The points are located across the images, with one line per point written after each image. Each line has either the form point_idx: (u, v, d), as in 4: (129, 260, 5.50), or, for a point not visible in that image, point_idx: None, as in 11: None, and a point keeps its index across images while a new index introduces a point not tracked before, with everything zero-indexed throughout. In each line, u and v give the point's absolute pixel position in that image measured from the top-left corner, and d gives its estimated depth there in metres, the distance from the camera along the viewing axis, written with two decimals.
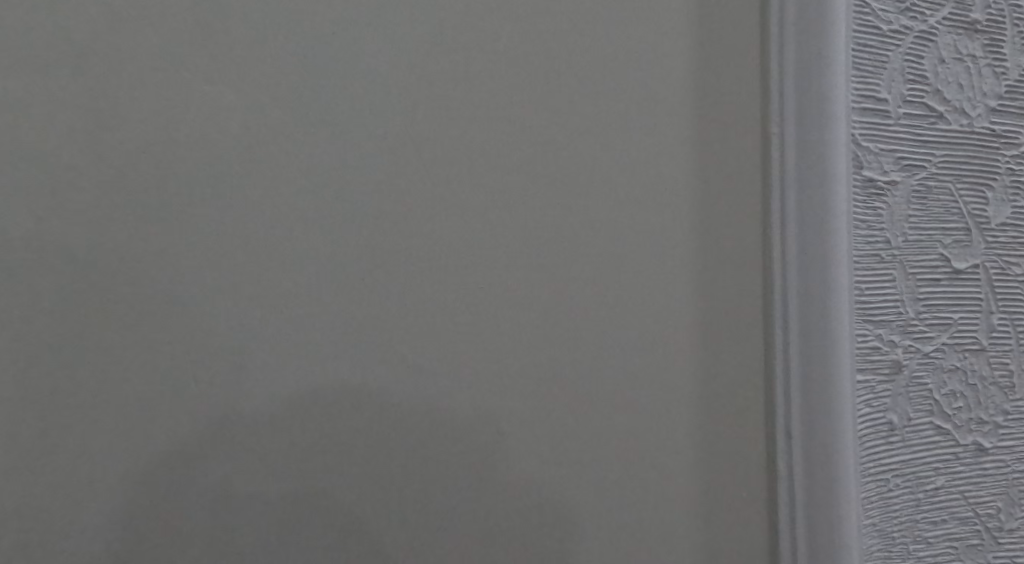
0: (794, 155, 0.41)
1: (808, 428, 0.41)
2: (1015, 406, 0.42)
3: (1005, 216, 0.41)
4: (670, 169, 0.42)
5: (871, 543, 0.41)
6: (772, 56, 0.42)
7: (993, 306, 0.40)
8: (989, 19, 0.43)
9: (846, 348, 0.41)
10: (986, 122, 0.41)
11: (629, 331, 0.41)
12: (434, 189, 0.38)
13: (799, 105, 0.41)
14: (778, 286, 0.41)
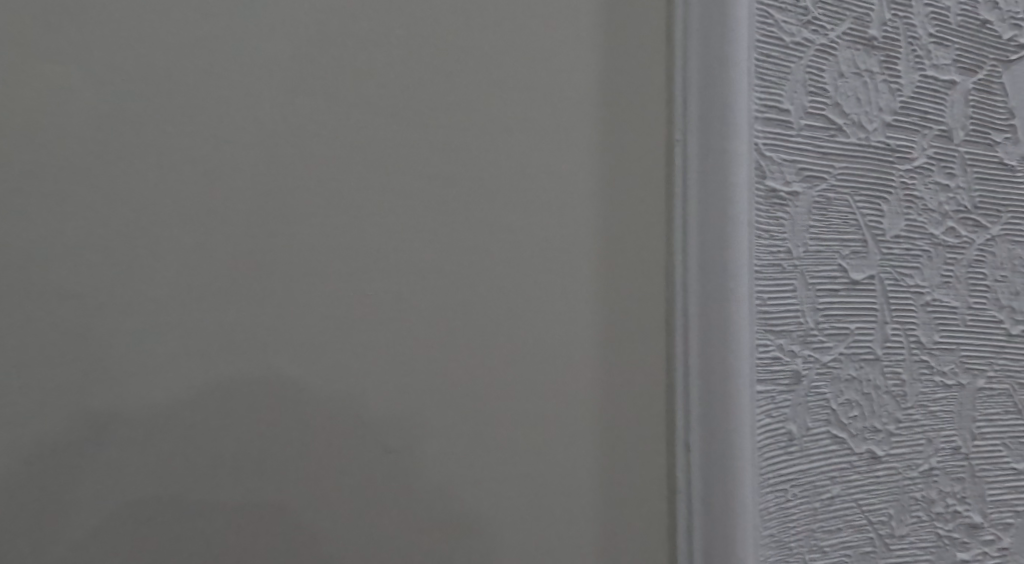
0: (697, 162, 0.40)
1: (703, 444, 0.39)
2: (909, 415, 0.42)
3: (900, 228, 0.42)
4: (573, 175, 0.40)
5: (768, 553, 0.40)
6: (678, 61, 0.40)
7: (887, 316, 0.41)
8: (888, 36, 0.42)
9: (744, 362, 0.39)
10: (881, 138, 0.41)
11: (521, 346, 0.39)
12: (318, 188, 0.36)
13: (703, 104, 0.40)
14: (681, 299, 0.40)
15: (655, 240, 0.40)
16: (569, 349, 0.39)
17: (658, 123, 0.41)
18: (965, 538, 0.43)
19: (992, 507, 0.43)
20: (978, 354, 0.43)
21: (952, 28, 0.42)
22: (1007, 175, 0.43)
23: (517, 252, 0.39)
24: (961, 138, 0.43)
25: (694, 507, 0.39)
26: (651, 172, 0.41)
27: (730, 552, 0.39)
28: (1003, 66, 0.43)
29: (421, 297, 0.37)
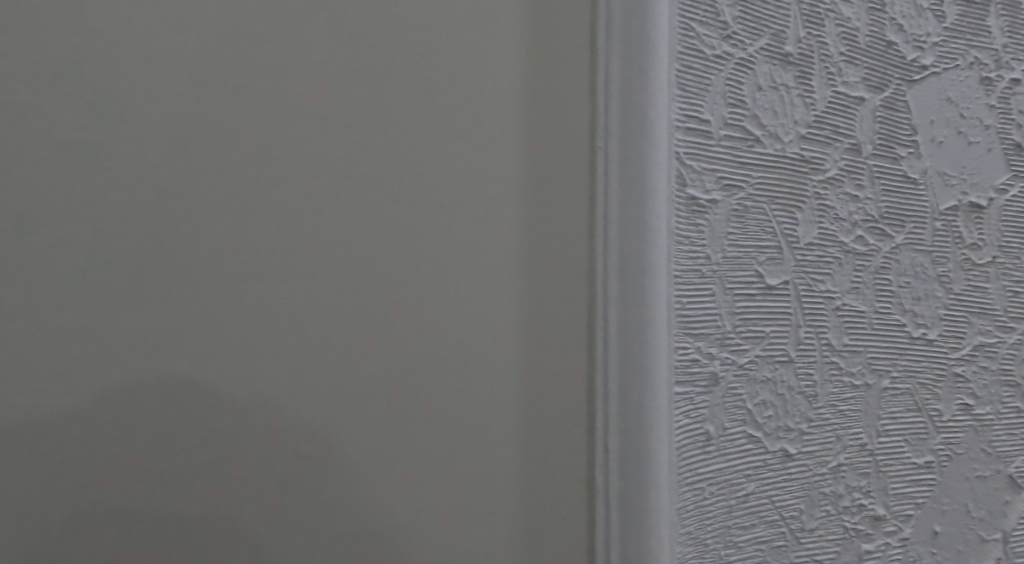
0: (618, 169, 0.40)
1: (623, 445, 0.40)
2: (819, 414, 0.43)
3: (813, 236, 0.43)
4: (494, 179, 0.40)
5: (685, 550, 0.41)
6: (601, 68, 0.41)
7: (800, 320, 0.43)
8: (802, 52, 0.43)
9: (662, 364, 0.40)
10: (796, 148, 0.43)
11: (438, 346, 0.39)
12: (246, 189, 0.37)
13: (624, 113, 0.40)
14: (602, 302, 0.41)
15: (576, 245, 0.41)
16: (485, 349, 0.40)
17: (581, 129, 0.41)
18: (869, 530, 0.44)
19: (895, 499, 0.44)
20: (882, 355, 0.44)
21: (861, 47, 0.44)
22: (911, 187, 0.45)
23: (432, 254, 0.39)
24: (869, 151, 0.44)
25: (613, 507, 0.40)
26: (574, 178, 0.41)
27: (647, 550, 0.40)
28: (907, 85, 0.45)
29: (333, 298, 0.38)
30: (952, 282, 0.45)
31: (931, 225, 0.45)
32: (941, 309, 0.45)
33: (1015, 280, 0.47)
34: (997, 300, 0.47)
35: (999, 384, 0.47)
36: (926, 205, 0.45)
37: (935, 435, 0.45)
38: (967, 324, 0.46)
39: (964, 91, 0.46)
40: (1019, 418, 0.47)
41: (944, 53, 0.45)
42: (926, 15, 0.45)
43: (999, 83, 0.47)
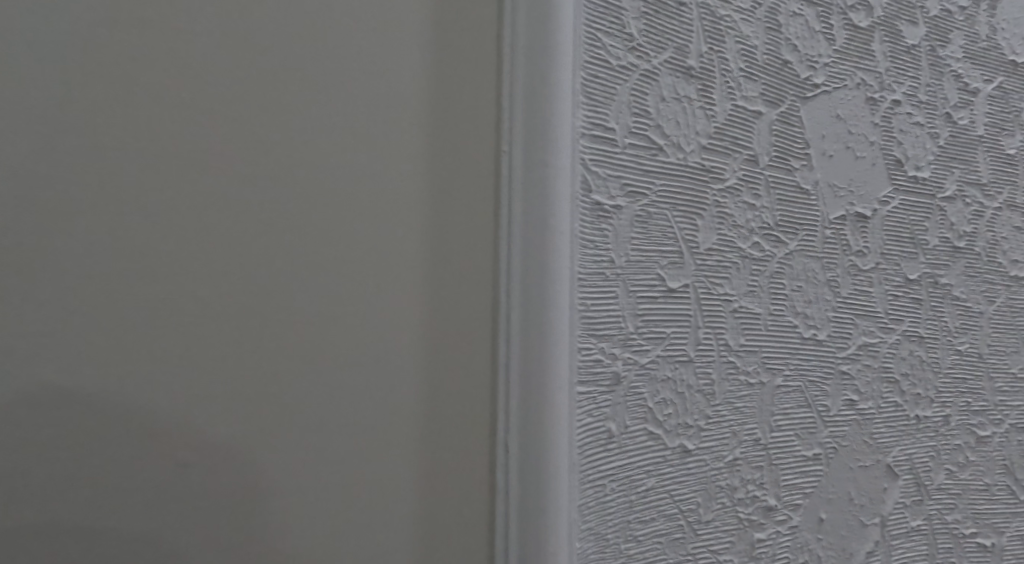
0: (522, 175, 0.41)
1: (523, 445, 0.41)
2: (716, 410, 0.45)
3: (713, 241, 0.45)
4: (400, 180, 0.41)
5: (587, 546, 0.42)
6: (506, 71, 0.42)
7: (699, 321, 0.45)
8: (704, 67, 0.45)
9: (563, 364, 0.41)
10: (697, 158, 0.45)
11: (342, 345, 0.40)
12: (151, 190, 0.38)
13: (529, 120, 0.41)
14: (505, 302, 0.41)
15: (480, 245, 0.42)
16: (393, 349, 0.40)
17: (486, 130, 0.42)
18: (761, 519, 0.46)
19: (785, 490, 0.47)
20: (776, 354, 0.47)
21: (759, 64, 0.47)
22: (804, 197, 0.48)
23: (339, 257, 0.40)
24: (766, 163, 0.47)
25: (513, 505, 0.41)
26: (479, 179, 0.42)
27: (546, 548, 0.40)
28: (801, 102, 0.48)
29: (243, 300, 0.39)
30: (840, 286, 0.49)
31: (822, 234, 0.48)
32: (829, 311, 0.48)
33: (894, 284, 0.51)
34: (879, 303, 0.50)
35: (880, 381, 0.50)
36: (817, 214, 0.48)
37: (822, 428, 0.48)
38: (853, 324, 0.49)
39: (852, 109, 0.49)
40: (898, 411, 0.51)
41: (833, 73, 0.49)
42: (819, 36, 0.48)
43: (883, 104, 0.50)
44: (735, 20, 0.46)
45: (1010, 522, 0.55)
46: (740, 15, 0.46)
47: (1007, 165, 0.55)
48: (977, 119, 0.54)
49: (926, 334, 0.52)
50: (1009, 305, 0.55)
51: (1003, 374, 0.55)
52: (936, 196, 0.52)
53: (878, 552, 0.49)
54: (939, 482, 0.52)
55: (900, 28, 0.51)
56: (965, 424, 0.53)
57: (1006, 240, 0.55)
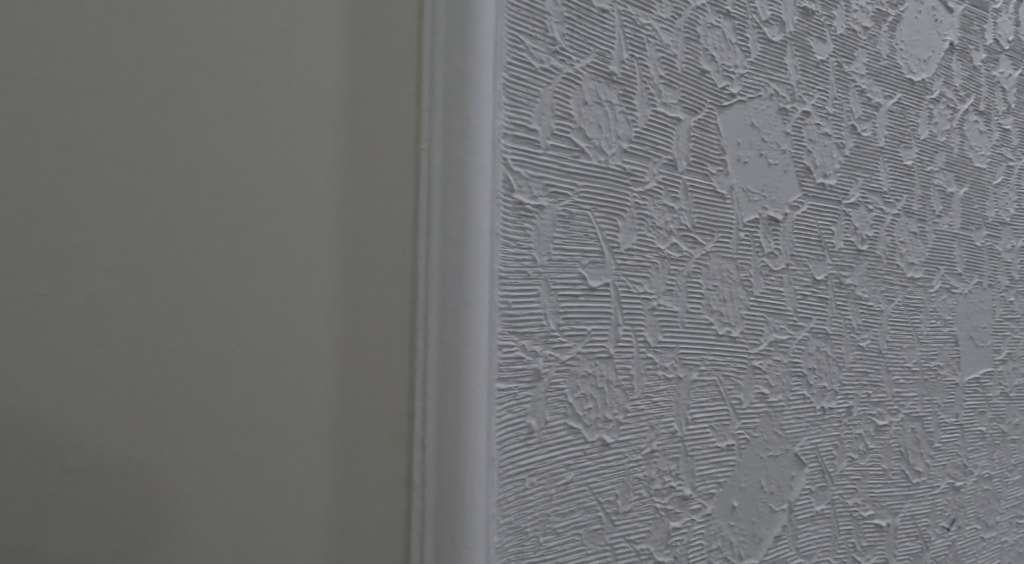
0: (440, 174, 0.41)
1: (439, 442, 0.41)
2: (635, 405, 0.47)
3: (633, 242, 0.47)
4: (317, 179, 0.41)
5: (506, 540, 0.43)
6: (426, 70, 0.42)
7: (619, 318, 0.47)
8: (625, 73, 0.47)
9: (481, 363, 0.41)
10: (619, 161, 0.47)
11: (249, 340, 0.40)
12: (53, 188, 0.38)
13: (447, 119, 0.41)
14: (423, 302, 0.41)
15: (399, 244, 0.42)
16: (310, 347, 0.41)
17: (405, 129, 0.42)
18: (677, 508, 0.48)
19: (699, 480, 0.49)
20: (692, 350, 0.49)
21: (677, 72, 0.48)
22: (720, 201, 0.50)
23: (257, 255, 0.40)
24: (684, 167, 0.49)
25: (429, 505, 0.41)
26: (397, 178, 0.42)
27: (462, 543, 0.41)
28: (718, 110, 0.50)
29: (146, 297, 0.39)
30: (753, 285, 0.51)
31: (736, 236, 0.51)
32: (743, 309, 0.51)
33: (803, 284, 0.54)
34: (789, 303, 0.53)
35: (789, 374, 0.53)
36: (732, 217, 0.50)
37: (735, 420, 0.50)
38: (765, 322, 0.52)
39: (766, 118, 0.52)
40: (805, 403, 0.54)
41: (748, 84, 0.51)
42: (735, 48, 0.51)
43: (794, 114, 0.53)
44: (657, 29, 0.48)
45: (904, 504, 0.59)
46: (661, 24, 0.48)
47: (904, 174, 0.60)
48: (879, 131, 0.58)
49: (831, 331, 0.55)
50: (905, 304, 0.60)
51: (899, 368, 0.59)
52: (842, 203, 0.56)
53: (785, 536, 0.52)
54: (841, 469, 0.55)
55: (811, 44, 0.54)
56: (865, 415, 0.57)
57: (903, 244, 0.59)
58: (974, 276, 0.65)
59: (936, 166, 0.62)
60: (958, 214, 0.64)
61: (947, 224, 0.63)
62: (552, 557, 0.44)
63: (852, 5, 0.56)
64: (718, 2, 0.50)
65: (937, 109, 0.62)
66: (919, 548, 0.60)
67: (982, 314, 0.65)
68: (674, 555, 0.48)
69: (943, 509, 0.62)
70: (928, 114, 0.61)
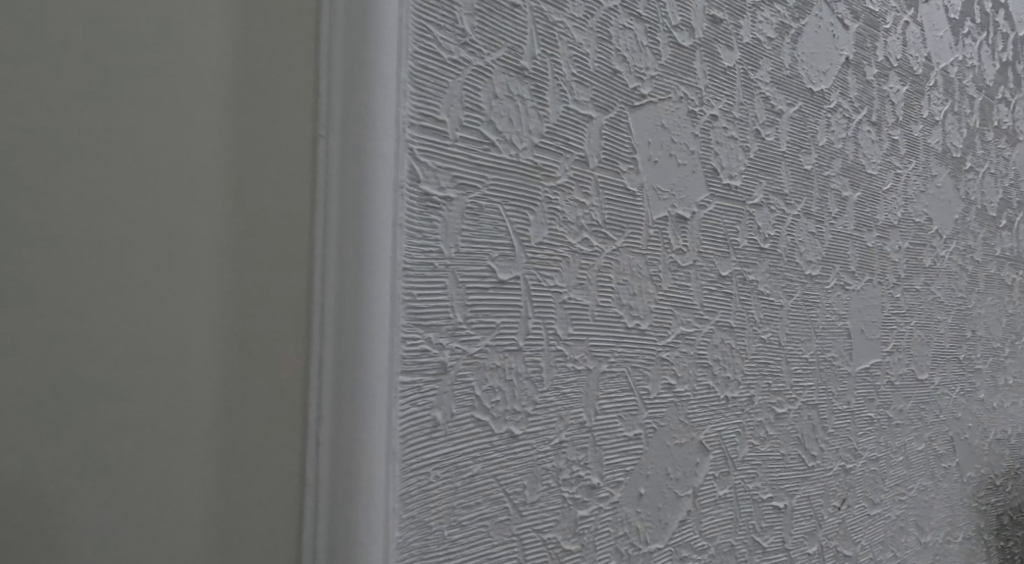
0: (337, 162, 0.42)
1: (334, 433, 0.41)
2: (545, 397, 0.47)
3: (544, 236, 0.47)
4: (203, 193, 0.44)
5: (408, 535, 0.43)
6: (323, 59, 0.42)
7: (530, 311, 0.47)
8: (536, 68, 0.47)
9: (382, 352, 0.42)
10: (530, 155, 0.47)
11: (149, 335, 0.45)
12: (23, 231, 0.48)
13: (346, 107, 0.42)
14: (319, 290, 0.42)
15: (293, 234, 0.42)
16: (191, 349, 0.44)
17: (300, 120, 0.43)
18: (585, 497, 0.48)
19: (607, 469, 0.49)
20: (603, 342, 0.49)
21: (589, 71, 0.49)
22: (630, 198, 0.51)
23: (152, 271, 0.45)
24: (595, 164, 0.49)
25: (322, 495, 0.41)
26: (289, 171, 0.43)
27: (356, 538, 0.41)
28: (629, 110, 0.51)
29: (72, 309, 0.47)
30: (662, 281, 0.52)
31: (645, 232, 0.52)
32: (651, 303, 0.52)
33: (709, 280, 0.55)
34: (696, 297, 0.54)
35: (696, 365, 0.54)
36: (641, 213, 0.51)
37: (643, 410, 0.51)
38: (672, 315, 0.53)
39: (676, 119, 0.53)
40: (710, 393, 0.55)
41: (658, 86, 0.52)
42: (647, 50, 0.52)
43: (702, 117, 0.55)
44: (569, 27, 0.48)
45: (800, 486, 0.60)
46: (574, 23, 0.48)
47: (804, 178, 0.62)
48: (782, 136, 0.60)
49: (735, 324, 0.56)
50: (804, 299, 0.61)
51: (798, 359, 0.61)
52: (746, 203, 0.58)
53: (690, 520, 0.53)
54: (742, 454, 0.56)
55: (718, 50, 0.56)
56: (766, 403, 0.58)
57: (802, 243, 0.61)
58: (865, 274, 0.67)
59: (833, 170, 0.64)
60: (852, 216, 0.66)
61: (841, 225, 0.65)
62: (458, 550, 0.44)
63: (757, 15, 0.59)
64: (630, 6, 0.51)
65: (834, 117, 0.65)
66: (814, 526, 0.61)
67: (874, 307, 0.68)
68: (581, 543, 0.48)
69: (834, 489, 0.63)
70: (825, 122, 0.64)
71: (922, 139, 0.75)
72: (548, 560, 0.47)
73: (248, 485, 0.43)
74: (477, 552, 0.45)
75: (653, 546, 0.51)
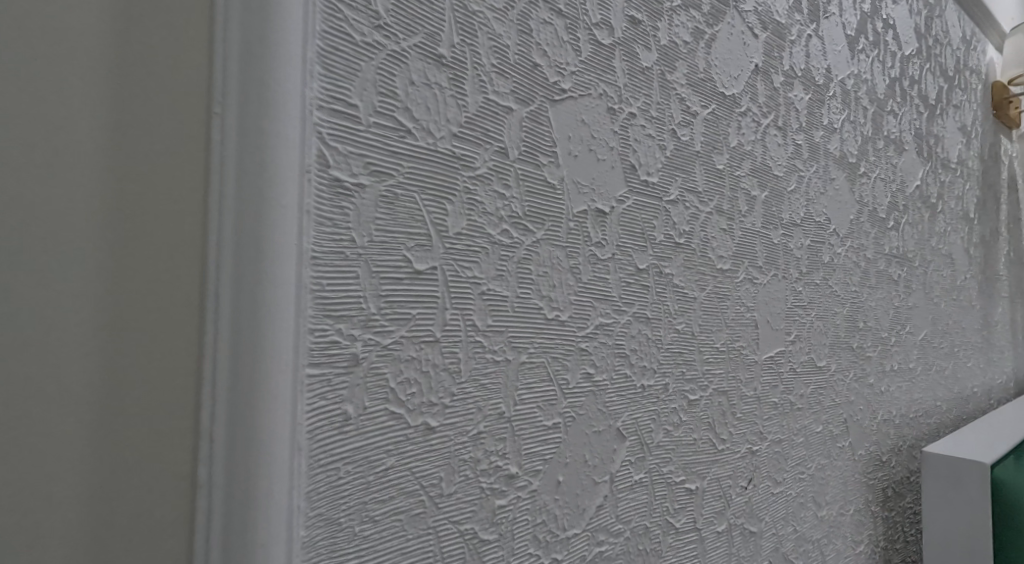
0: (234, 139, 0.41)
1: (229, 418, 0.40)
2: (462, 389, 0.47)
3: (461, 227, 0.47)
4: (86, 188, 0.45)
5: (315, 533, 0.42)
6: (219, 32, 0.41)
7: (447, 303, 0.46)
8: (454, 57, 0.47)
9: (283, 338, 0.41)
10: (448, 145, 0.47)
11: (26, 331, 0.45)
12: None
13: (244, 83, 0.41)
14: (214, 278, 0.41)
15: (187, 218, 0.43)
16: (75, 342, 0.44)
17: (190, 104, 0.43)
18: (503, 487, 0.48)
19: (526, 459, 0.49)
20: (521, 334, 0.49)
21: (509, 63, 0.49)
22: (550, 191, 0.50)
23: (26, 267, 0.45)
24: (515, 156, 0.49)
25: (217, 491, 0.40)
26: (179, 156, 0.43)
27: (252, 529, 0.40)
28: (550, 104, 0.51)
29: None
30: (581, 272, 0.52)
31: (565, 226, 0.51)
32: (571, 294, 0.52)
33: (627, 273, 0.55)
34: (614, 289, 0.54)
35: (613, 355, 0.54)
36: (562, 208, 0.51)
37: (561, 399, 0.51)
38: (592, 307, 0.53)
39: (595, 116, 0.53)
40: (628, 381, 0.55)
41: (578, 82, 0.52)
42: (567, 46, 0.51)
43: (621, 114, 0.54)
44: (488, 18, 0.48)
45: (711, 468, 0.61)
46: (494, 14, 0.48)
47: (716, 177, 0.62)
48: (696, 137, 0.60)
49: (652, 315, 0.56)
50: (716, 292, 0.62)
51: (709, 349, 0.61)
52: (663, 199, 0.57)
53: (607, 505, 0.53)
54: (657, 439, 0.57)
55: (637, 50, 0.55)
56: (680, 390, 0.59)
57: (714, 239, 0.61)
58: (772, 268, 0.68)
59: (743, 171, 0.64)
60: (760, 215, 0.66)
61: (751, 222, 0.65)
62: (369, 545, 0.44)
63: (674, 18, 0.58)
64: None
65: (745, 121, 0.65)
66: (722, 506, 0.62)
67: (776, 301, 0.68)
68: (500, 532, 0.48)
69: (742, 469, 0.64)
70: (737, 126, 0.64)
71: (821, 144, 0.75)
72: (466, 551, 0.47)
73: (130, 480, 0.43)
74: (392, 546, 0.44)
75: (571, 532, 0.51)
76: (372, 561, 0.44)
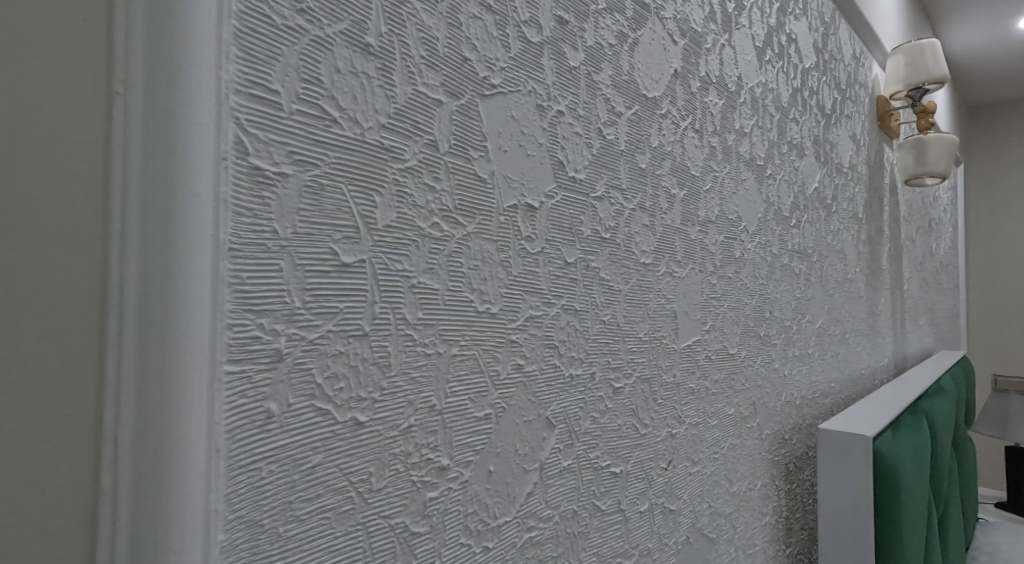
0: (137, 124, 0.39)
1: (137, 419, 0.38)
2: (392, 382, 0.47)
3: (392, 219, 0.47)
4: None
5: (236, 535, 0.41)
6: (121, 9, 0.39)
7: (376, 296, 0.46)
8: (382, 46, 0.46)
9: (199, 335, 0.39)
10: (376, 136, 0.46)
11: None
12: None
13: (150, 63, 0.39)
14: (118, 272, 0.39)
15: (82, 205, 0.39)
16: None
17: (86, 80, 0.39)
18: (433, 479, 0.49)
19: (456, 450, 0.50)
20: (452, 326, 0.50)
21: (438, 55, 0.49)
22: (480, 184, 0.51)
23: None
24: (445, 149, 0.49)
25: (121, 495, 0.38)
26: (70, 136, 0.39)
27: (164, 535, 0.38)
28: (480, 98, 0.51)
29: None
30: (511, 266, 0.53)
31: (495, 219, 0.52)
32: (501, 287, 0.52)
33: (556, 266, 0.56)
34: (543, 282, 0.55)
35: (543, 346, 0.55)
36: (491, 202, 0.52)
37: (493, 391, 0.52)
38: (522, 298, 0.54)
39: (523, 112, 0.54)
40: (556, 371, 0.56)
41: (507, 78, 0.52)
42: (496, 42, 0.52)
43: (549, 111, 0.56)
44: (417, 8, 0.47)
45: (634, 452, 0.64)
46: (423, 4, 0.48)
47: (639, 176, 0.64)
48: (620, 136, 0.62)
49: (579, 307, 0.58)
50: (638, 285, 0.64)
51: (632, 339, 0.64)
52: (589, 195, 0.59)
53: (537, 492, 0.55)
54: (585, 426, 0.59)
55: (565, 50, 0.57)
56: (606, 379, 0.61)
57: (638, 235, 0.64)
58: (690, 262, 0.72)
59: (664, 170, 0.67)
60: (678, 212, 0.70)
61: (670, 219, 0.69)
62: (295, 545, 0.43)
63: (599, 20, 0.60)
64: None
65: (665, 124, 0.68)
66: (645, 487, 0.65)
67: (693, 293, 0.72)
68: (431, 524, 0.48)
69: (662, 452, 0.68)
70: (658, 128, 0.67)
71: (733, 148, 0.79)
72: (397, 545, 0.47)
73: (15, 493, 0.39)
74: (320, 545, 0.44)
75: (501, 520, 0.53)
76: (298, 561, 0.43)
